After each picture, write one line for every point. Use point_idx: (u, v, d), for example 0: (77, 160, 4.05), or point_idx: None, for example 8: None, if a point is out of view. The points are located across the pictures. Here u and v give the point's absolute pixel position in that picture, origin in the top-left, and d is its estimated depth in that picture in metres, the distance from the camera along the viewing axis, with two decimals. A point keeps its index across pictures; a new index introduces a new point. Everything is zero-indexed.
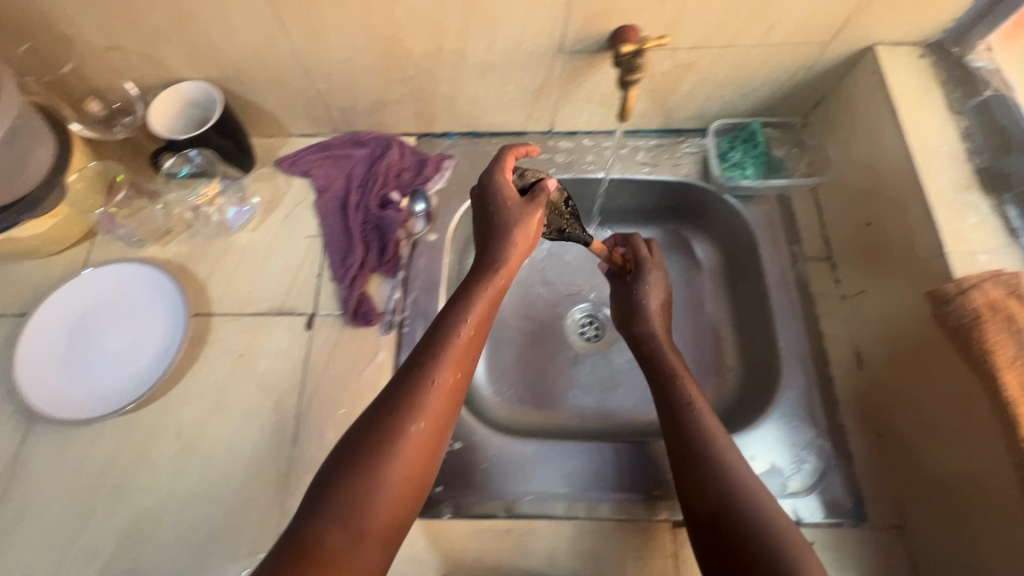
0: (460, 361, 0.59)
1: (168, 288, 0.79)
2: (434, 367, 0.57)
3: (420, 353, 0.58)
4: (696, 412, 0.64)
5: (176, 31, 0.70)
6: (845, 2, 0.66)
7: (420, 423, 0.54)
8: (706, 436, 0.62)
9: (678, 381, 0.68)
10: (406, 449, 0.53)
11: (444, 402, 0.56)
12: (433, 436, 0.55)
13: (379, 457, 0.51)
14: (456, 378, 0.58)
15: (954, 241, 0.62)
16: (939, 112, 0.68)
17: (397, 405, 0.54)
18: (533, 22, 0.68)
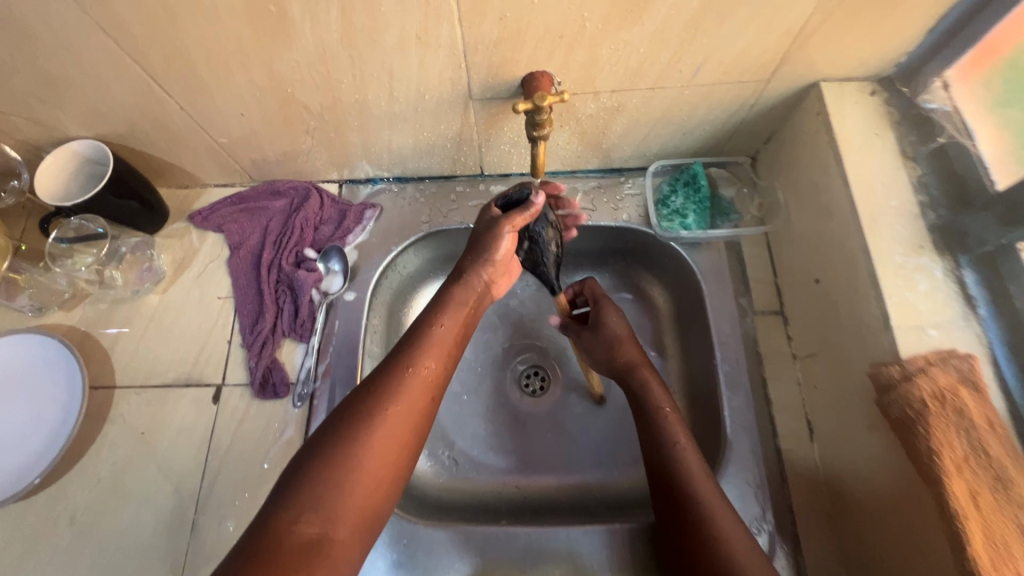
0: (439, 353, 0.60)
1: (66, 359, 0.73)
2: (414, 356, 0.58)
3: (401, 347, 0.60)
4: (683, 453, 0.59)
5: (48, 91, 0.64)
6: (779, 40, 0.59)
7: (397, 408, 0.54)
8: (697, 481, 0.57)
9: (664, 419, 0.62)
10: (383, 436, 0.53)
11: (422, 391, 0.56)
12: (409, 423, 0.55)
13: (356, 440, 0.51)
14: (434, 370, 0.58)
15: (901, 314, 0.54)
16: (888, 160, 0.61)
17: (375, 393, 0.55)
18: (432, 71, 0.62)
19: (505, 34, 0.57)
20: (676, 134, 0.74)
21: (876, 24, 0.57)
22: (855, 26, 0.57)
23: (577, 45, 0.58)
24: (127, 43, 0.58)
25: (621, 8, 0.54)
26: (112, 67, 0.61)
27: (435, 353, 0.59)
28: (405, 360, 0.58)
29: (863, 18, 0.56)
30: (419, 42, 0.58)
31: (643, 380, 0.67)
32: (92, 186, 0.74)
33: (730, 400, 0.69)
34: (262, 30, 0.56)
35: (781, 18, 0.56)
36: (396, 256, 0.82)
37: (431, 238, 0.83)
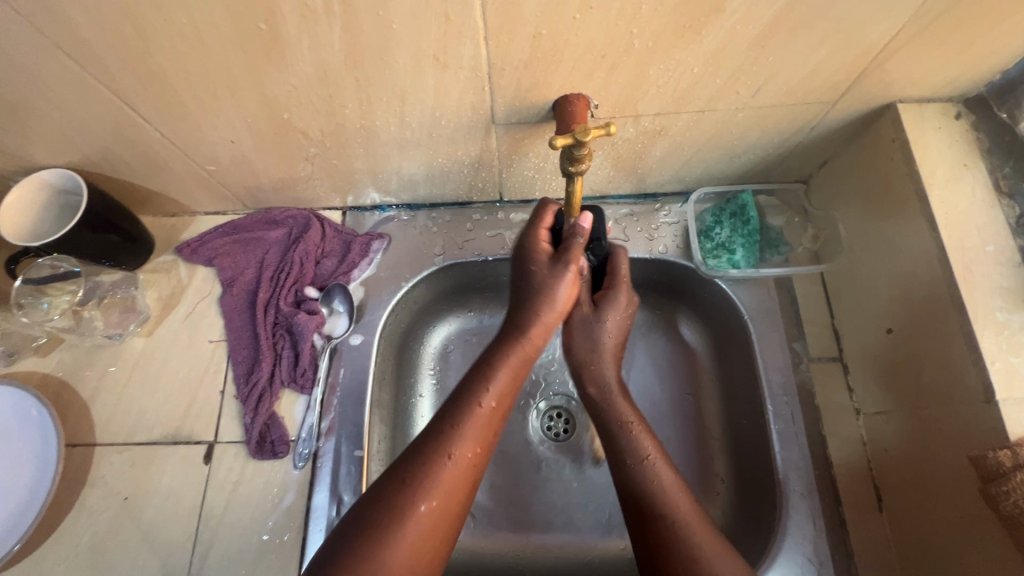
0: (485, 432, 0.51)
1: (42, 418, 0.65)
2: (454, 440, 0.49)
3: (435, 425, 0.50)
4: (653, 468, 0.52)
5: (6, 118, 0.55)
6: (858, 57, 0.50)
7: (431, 504, 0.46)
8: (666, 496, 0.50)
9: (629, 432, 0.55)
10: (415, 538, 0.45)
11: (462, 480, 0.48)
12: (443, 519, 0.47)
13: (385, 545, 0.44)
14: (475, 455, 0.50)
15: (1005, 385, 0.47)
16: (977, 197, 0.54)
17: (408, 486, 0.46)
18: (449, 93, 0.53)
19: (538, 53, 0.48)
20: (723, 159, 0.66)
21: (975, 39, 0.49)
22: (950, 41, 0.49)
23: (621, 65, 0.50)
24: (94, 65, 0.49)
25: (679, 23, 0.45)
26: (80, 92, 0.53)
27: (476, 436, 0.50)
28: (443, 443, 0.49)
29: (962, 33, 0.48)
30: (437, 63, 0.49)
31: (605, 391, 0.59)
32: (66, 220, 0.66)
33: (785, 462, 0.61)
34: (252, 51, 0.47)
35: (866, 33, 0.47)
36: (406, 293, 0.73)
37: (447, 271, 0.75)
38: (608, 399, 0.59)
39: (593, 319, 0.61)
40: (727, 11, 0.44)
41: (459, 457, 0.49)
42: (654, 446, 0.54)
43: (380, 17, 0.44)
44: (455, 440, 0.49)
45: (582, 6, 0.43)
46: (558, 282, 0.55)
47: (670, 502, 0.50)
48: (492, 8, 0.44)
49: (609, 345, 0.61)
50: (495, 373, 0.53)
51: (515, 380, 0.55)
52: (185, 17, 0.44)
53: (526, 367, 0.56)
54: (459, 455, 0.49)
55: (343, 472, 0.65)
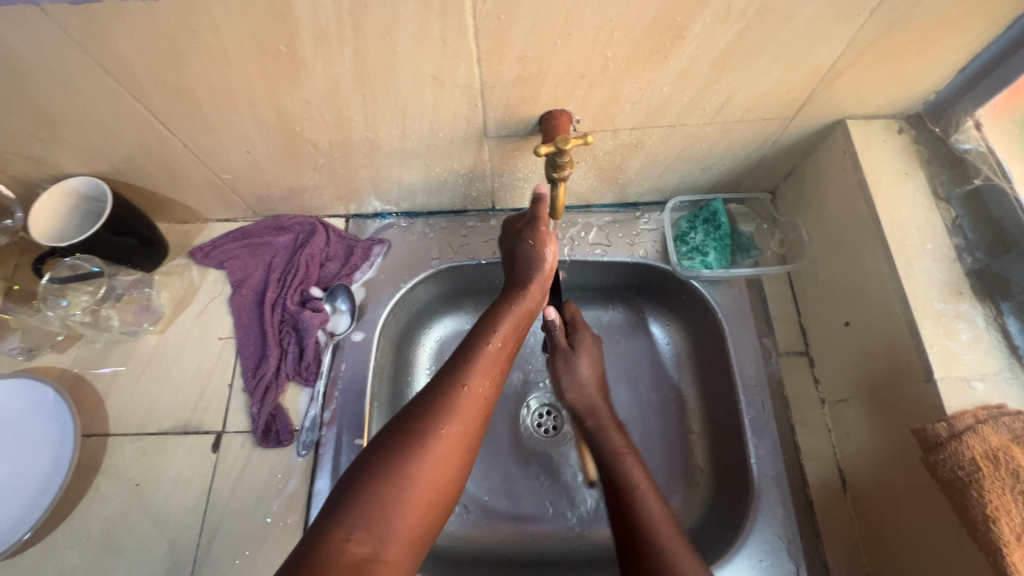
0: (493, 372, 0.55)
1: (60, 409, 0.69)
2: (466, 372, 0.53)
3: (455, 358, 0.54)
4: (641, 498, 0.57)
5: (43, 128, 0.61)
6: (806, 79, 0.57)
7: (453, 428, 0.49)
8: (640, 498, 0.57)
9: (604, 433, 0.66)
10: (437, 458, 0.47)
11: (476, 411, 0.51)
12: (463, 443, 0.49)
13: (410, 459, 0.45)
14: (487, 389, 0.53)
15: (944, 365, 0.53)
16: (919, 201, 0.60)
17: (428, 412, 0.49)
18: (446, 108, 0.59)
19: (524, 73, 0.55)
20: (695, 169, 0.72)
21: (907, 63, 0.56)
22: (886, 65, 0.56)
23: (598, 84, 0.56)
24: (129, 82, 0.55)
25: (647, 48, 0.52)
26: (113, 106, 0.59)
27: (490, 371, 0.54)
28: (457, 376, 0.52)
29: (895, 58, 0.55)
30: (435, 81, 0.56)
31: (600, 423, 0.67)
32: (90, 225, 0.70)
33: (757, 448, 0.66)
34: (273, 70, 0.54)
35: (810, 57, 0.54)
36: (405, 293, 0.78)
37: (441, 275, 0.80)
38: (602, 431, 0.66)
39: (570, 355, 0.71)
40: (688, 38, 0.51)
41: (474, 388, 0.52)
42: (644, 478, 0.59)
43: (386, 41, 0.50)
44: (467, 373, 0.53)
45: (562, 32, 0.50)
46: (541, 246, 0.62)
47: (652, 522, 0.54)
48: (484, 33, 0.50)
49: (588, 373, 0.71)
50: (501, 318, 0.58)
51: (517, 332, 0.59)
52: (215, 40, 0.50)
53: (527, 321, 0.61)
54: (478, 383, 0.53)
55: (343, 459, 0.69)
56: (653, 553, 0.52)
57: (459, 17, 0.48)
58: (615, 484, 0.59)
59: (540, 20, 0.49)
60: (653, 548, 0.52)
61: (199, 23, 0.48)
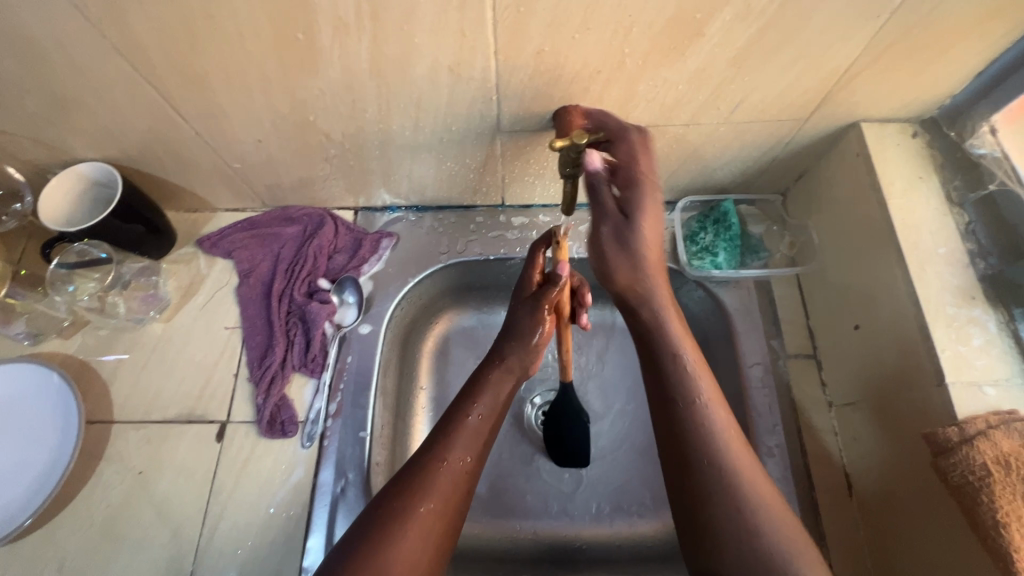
0: (480, 442, 0.56)
1: (64, 395, 0.68)
2: (448, 447, 0.54)
3: (459, 397, 0.59)
4: (703, 411, 0.52)
5: (56, 112, 0.61)
6: (823, 80, 0.57)
7: (433, 501, 0.50)
8: (702, 420, 0.52)
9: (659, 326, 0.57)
10: (443, 485, 0.51)
11: (454, 488, 0.52)
12: (445, 516, 0.51)
13: (385, 545, 0.47)
14: (471, 462, 0.54)
15: (955, 369, 0.53)
16: (932, 205, 0.60)
17: (410, 481, 0.51)
18: (461, 101, 0.59)
19: (541, 68, 0.55)
20: (706, 170, 0.72)
21: (925, 66, 0.55)
22: (904, 67, 0.55)
23: (614, 81, 0.56)
24: (145, 68, 0.55)
25: (665, 45, 0.52)
26: (128, 91, 0.58)
27: (491, 401, 0.58)
28: (438, 451, 0.53)
29: (913, 61, 0.55)
30: (451, 73, 0.55)
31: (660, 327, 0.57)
32: (100, 211, 0.70)
33: (763, 450, 0.65)
34: (289, 58, 0.53)
35: (827, 59, 0.54)
36: (412, 288, 0.78)
37: (450, 269, 0.80)
38: (659, 329, 0.57)
39: (625, 226, 0.57)
40: (707, 36, 0.51)
41: (453, 463, 0.53)
42: (709, 391, 0.53)
43: (404, 32, 0.50)
44: (448, 448, 0.54)
45: (581, 27, 0.50)
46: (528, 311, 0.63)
47: (719, 465, 0.49)
48: (503, 27, 0.50)
49: (652, 258, 0.58)
50: (483, 391, 0.59)
51: (502, 396, 0.60)
52: (233, 27, 0.50)
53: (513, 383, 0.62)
54: (481, 413, 0.57)
55: (348, 452, 0.69)
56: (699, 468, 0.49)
57: (479, 9, 0.48)
58: (666, 389, 0.54)
59: (559, 13, 0.49)
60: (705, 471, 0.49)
61: (218, 9, 0.48)
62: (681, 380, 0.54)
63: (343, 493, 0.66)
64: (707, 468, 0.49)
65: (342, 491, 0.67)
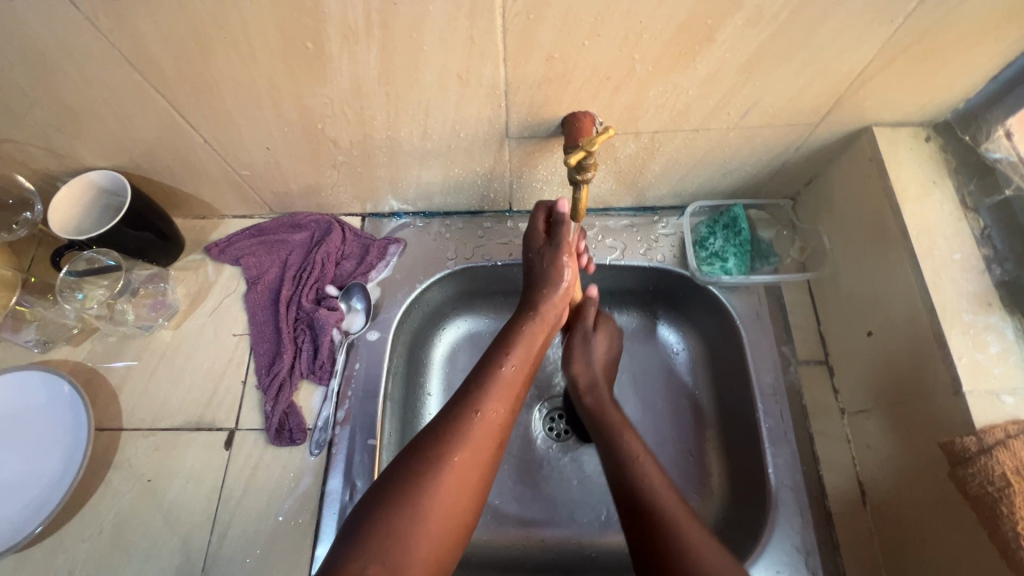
0: (512, 395, 0.57)
1: (73, 402, 0.68)
2: (482, 399, 0.55)
3: (493, 348, 0.60)
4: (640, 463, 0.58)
5: (66, 121, 0.61)
6: (834, 85, 0.56)
7: (466, 452, 0.51)
8: (647, 477, 0.57)
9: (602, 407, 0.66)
10: (478, 436, 0.53)
11: (487, 438, 0.53)
12: (477, 466, 0.52)
13: (420, 492, 0.48)
14: (502, 414, 0.55)
15: (972, 378, 0.52)
16: (945, 210, 0.60)
17: (446, 428, 0.52)
18: (469, 108, 0.59)
19: (550, 74, 0.54)
20: (715, 175, 0.72)
21: (938, 70, 0.55)
22: (917, 72, 0.55)
23: (623, 87, 0.56)
24: (154, 76, 0.55)
25: (675, 51, 0.52)
26: (137, 100, 0.59)
27: (523, 353, 0.60)
28: (471, 402, 0.54)
29: (926, 65, 0.54)
30: (460, 81, 0.55)
31: (600, 400, 0.67)
32: (109, 219, 0.70)
33: (775, 457, 0.65)
34: (296, 65, 0.53)
35: (840, 63, 0.53)
36: (420, 293, 0.78)
37: (458, 275, 0.80)
38: (599, 405, 0.66)
39: (589, 334, 0.71)
40: (717, 41, 0.51)
41: (487, 415, 0.54)
42: (640, 443, 0.61)
43: (412, 39, 0.50)
44: (483, 400, 0.55)
45: (590, 33, 0.50)
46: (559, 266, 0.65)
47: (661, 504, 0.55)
48: (512, 34, 0.50)
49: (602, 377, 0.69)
50: (516, 343, 0.60)
51: (533, 351, 0.62)
52: (242, 36, 0.50)
53: (543, 339, 0.63)
54: (514, 364, 0.59)
55: (356, 459, 0.68)
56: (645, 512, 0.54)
57: (488, 16, 0.48)
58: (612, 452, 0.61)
59: (569, 20, 0.48)
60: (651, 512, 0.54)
61: (227, 19, 0.48)
62: (620, 442, 0.61)
63: (352, 501, 0.66)
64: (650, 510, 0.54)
65: (350, 499, 0.66)
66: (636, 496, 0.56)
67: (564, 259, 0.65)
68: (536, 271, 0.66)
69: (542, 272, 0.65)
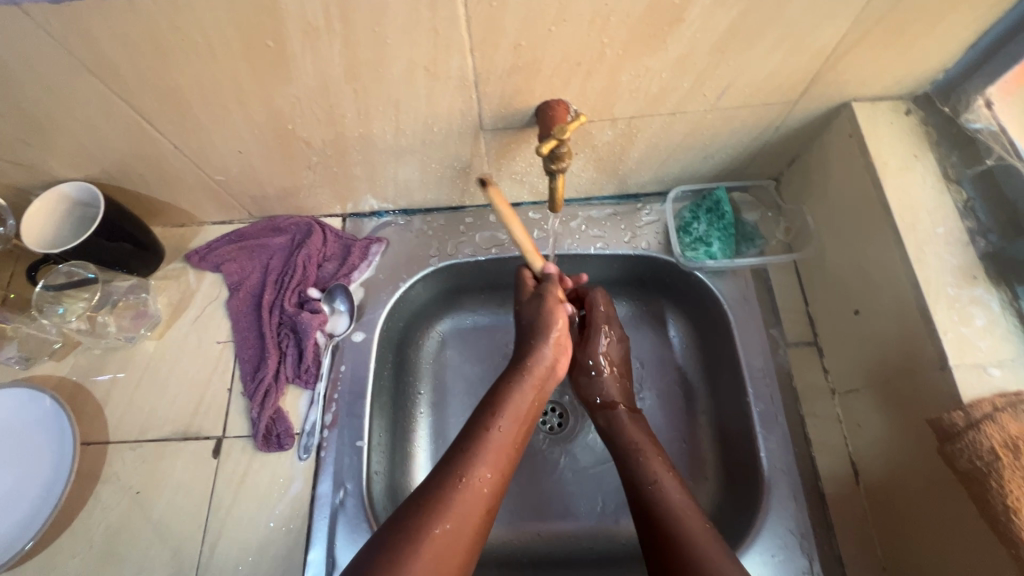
0: (500, 462, 0.56)
1: (57, 417, 0.68)
2: (469, 465, 0.54)
3: (481, 409, 0.60)
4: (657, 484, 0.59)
5: (31, 133, 0.60)
6: (809, 61, 0.55)
7: (446, 524, 0.50)
8: (671, 500, 0.57)
9: (622, 427, 0.67)
10: (464, 505, 0.52)
11: (474, 508, 0.52)
12: (460, 537, 0.50)
13: (400, 561, 0.47)
14: (489, 481, 0.54)
15: (959, 352, 0.51)
16: (928, 183, 0.59)
17: (430, 495, 0.52)
18: (439, 101, 0.58)
19: (519, 63, 0.53)
20: (697, 159, 0.71)
21: (914, 41, 0.54)
22: (893, 43, 0.54)
23: (594, 73, 0.55)
24: (116, 83, 0.54)
25: (645, 33, 0.51)
26: (101, 108, 0.57)
27: (512, 415, 0.59)
28: (457, 468, 0.54)
29: (901, 37, 0.53)
30: (428, 74, 0.54)
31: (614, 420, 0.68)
32: (83, 232, 0.69)
33: (766, 441, 0.64)
34: (259, 65, 0.52)
35: (813, 39, 0.52)
36: (404, 293, 0.77)
37: (440, 275, 0.79)
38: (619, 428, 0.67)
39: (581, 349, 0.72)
40: (687, 20, 0.49)
41: (473, 482, 0.53)
42: (662, 466, 0.61)
43: (375, 33, 0.49)
44: (468, 466, 0.54)
45: (556, 18, 0.48)
46: (548, 310, 0.66)
47: (679, 517, 0.55)
48: (476, 22, 0.49)
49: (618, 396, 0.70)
50: (505, 404, 0.60)
51: (523, 412, 0.61)
52: (200, 38, 0.49)
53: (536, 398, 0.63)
54: (503, 427, 0.58)
55: (345, 462, 0.68)
56: (666, 525, 0.55)
57: (450, 6, 0.47)
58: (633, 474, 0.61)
59: (533, 5, 0.47)
60: (670, 525, 0.55)
61: (184, 21, 0.47)
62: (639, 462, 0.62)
63: (343, 504, 0.66)
64: (667, 521, 0.55)
65: (341, 502, 0.66)
66: (652, 508, 0.57)
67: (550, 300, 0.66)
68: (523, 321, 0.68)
69: (527, 325, 0.67)
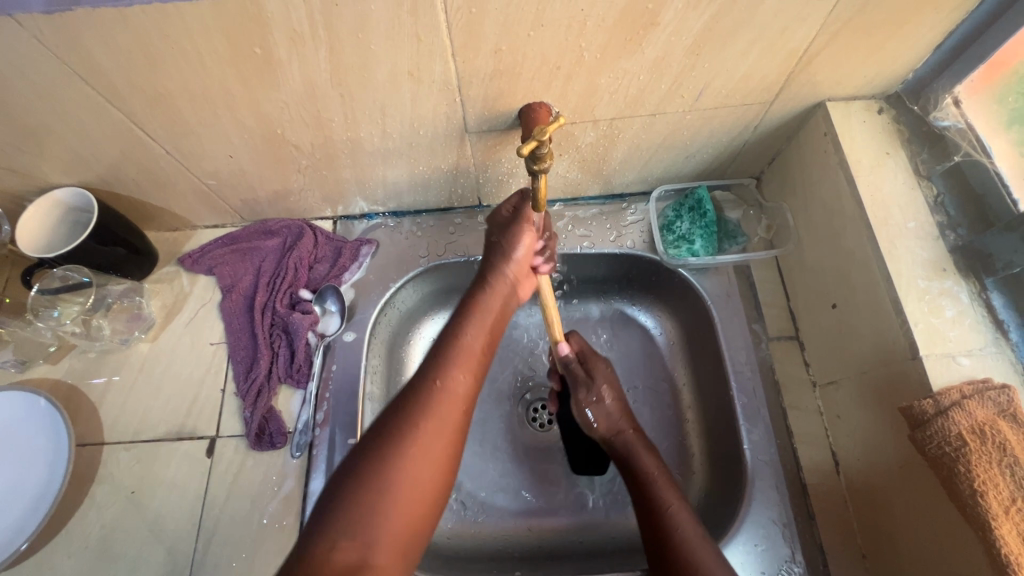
0: (471, 367, 0.56)
1: (52, 419, 0.69)
2: (440, 370, 0.54)
3: (449, 324, 0.59)
4: (671, 513, 0.58)
5: (26, 140, 0.61)
6: (782, 62, 0.57)
7: (426, 426, 0.50)
8: (681, 525, 0.57)
9: (636, 454, 0.64)
10: (438, 408, 0.52)
11: (449, 409, 0.52)
12: (442, 436, 0.50)
13: (386, 462, 0.47)
14: (463, 386, 0.54)
15: (929, 342, 0.53)
16: (900, 179, 0.61)
17: (407, 400, 0.52)
18: (424, 105, 0.60)
19: (500, 67, 0.55)
20: (679, 159, 0.72)
21: (882, 42, 0.56)
22: (862, 44, 0.56)
23: (574, 76, 0.57)
24: (108, 90, 0.56)
25: (621, 37, 0.52)
26: (94, 115, 0.59)
27: (480, 327, 0.59)
28: (430, 373, 0.54)
29: (869, 38, 0.55)
30: (412, 78, 0.56)
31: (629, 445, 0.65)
32: (76, 236, 0.70)
33: (749, 433, 0.65)
34: (247, 72, 0.54)
35: (784, 41, 0.54)
36: (394, 293, 0.79)
37: (430, 275, 0.81)
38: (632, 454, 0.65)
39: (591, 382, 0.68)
40: (661, 24, 0.51)
41: (446, 385, 0.53)
42: (675, 497, 0.60)
43: (359, 40, 0.51)
44: (442, 371, 0.54)
45: (534, 24, 0.50)
46: (515, 238, 0.63)
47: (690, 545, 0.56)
48: (457, 29, 0.50)
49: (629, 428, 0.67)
50: (471, 319, 0.59)
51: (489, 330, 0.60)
52: (189, 45, 0.51)
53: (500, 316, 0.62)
54: (470, 337, 0.58)
55: (336, 459, 0.69)
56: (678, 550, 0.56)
57: (431, 13, 0.48)
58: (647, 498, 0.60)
59: (512, 11, 0.49)
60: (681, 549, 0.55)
61: (173, 29, 0.49)
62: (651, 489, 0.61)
63: None
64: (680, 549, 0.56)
65: None
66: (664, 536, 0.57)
67: (520, 232, 0.63)
68: (491, 245, 0.65)
69: (494, 247, 0.64)
